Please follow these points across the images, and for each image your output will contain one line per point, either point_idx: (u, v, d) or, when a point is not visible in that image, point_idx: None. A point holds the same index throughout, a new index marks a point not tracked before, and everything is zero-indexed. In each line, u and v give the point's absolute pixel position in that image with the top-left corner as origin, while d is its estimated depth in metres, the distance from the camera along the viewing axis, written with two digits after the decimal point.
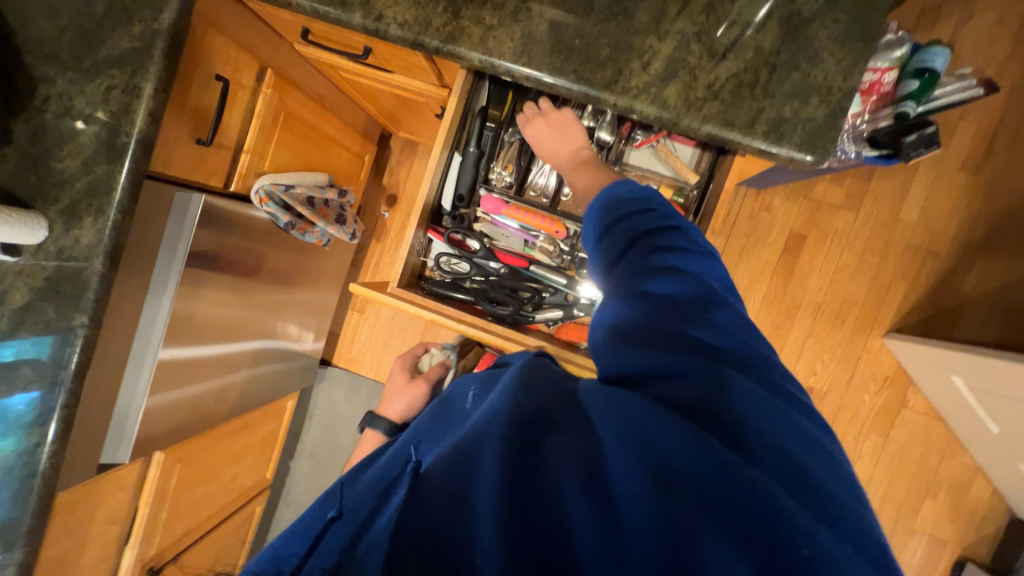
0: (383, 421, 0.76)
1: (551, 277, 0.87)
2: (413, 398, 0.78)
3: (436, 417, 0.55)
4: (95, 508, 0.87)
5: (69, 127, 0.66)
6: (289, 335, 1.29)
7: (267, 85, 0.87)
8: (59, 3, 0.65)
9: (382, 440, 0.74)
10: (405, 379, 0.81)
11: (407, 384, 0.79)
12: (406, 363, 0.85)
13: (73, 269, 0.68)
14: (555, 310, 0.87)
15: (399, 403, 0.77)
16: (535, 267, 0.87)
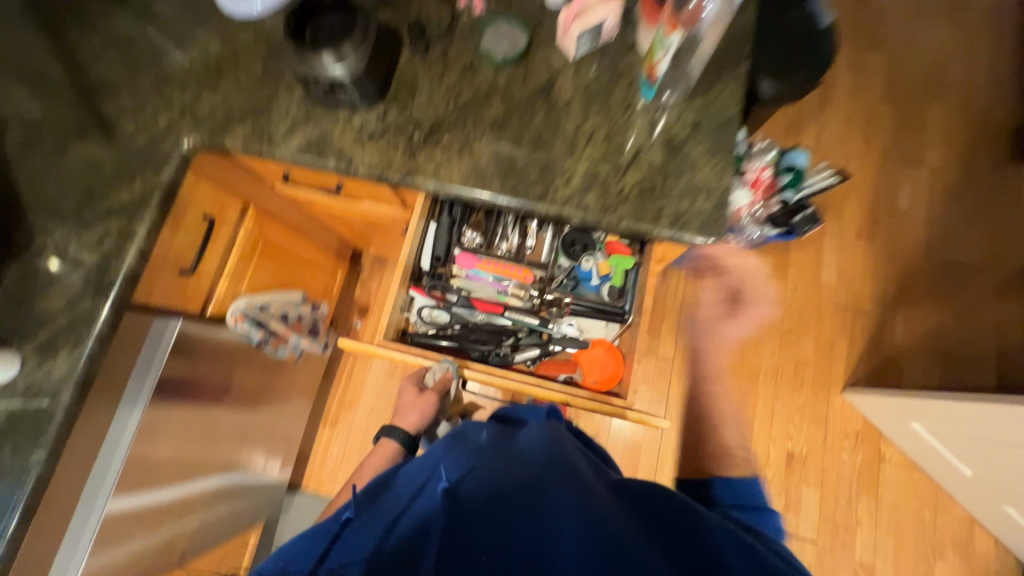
0: (398, 433, 0.94)
1: (524, 319, 0.93)
2: (420, 414, 0.92)
3: (455, 446, 0.73)
4: None
5: (60, 268, 0.73)
6: (254, 467, 1.23)
7: (248, 219, 0.98)
8: (69, 169, 0.76)
9: (398, 449, 0.93)
10: (415, 396, 0.93)
11: (415, 401, 0.92)
12: (415, 379, 0.96)
13: (38, 402, 0.68)
14: (532, 348, 0.93)
15: (415, 417, 0.92)
16: (510, 312, 0.92)
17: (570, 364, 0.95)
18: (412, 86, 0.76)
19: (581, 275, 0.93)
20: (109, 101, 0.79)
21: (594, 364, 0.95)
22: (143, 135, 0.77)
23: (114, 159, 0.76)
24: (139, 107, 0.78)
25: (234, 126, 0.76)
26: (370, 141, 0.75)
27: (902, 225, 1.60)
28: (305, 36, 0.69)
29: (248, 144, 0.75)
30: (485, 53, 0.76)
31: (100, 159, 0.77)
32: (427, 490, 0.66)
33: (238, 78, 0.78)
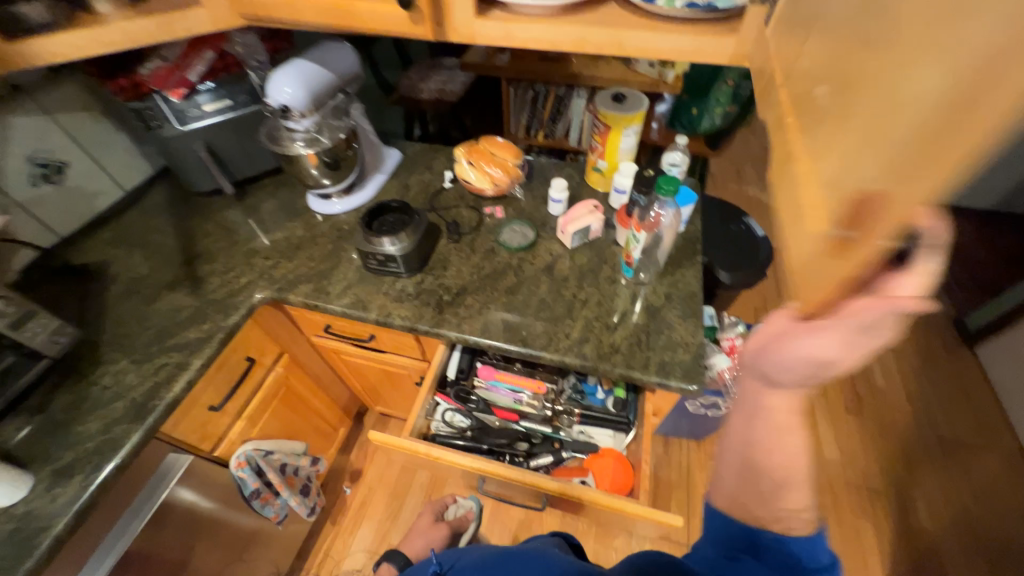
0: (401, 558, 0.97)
1: (538, 427, 0.88)
2: (429, 542, 1.02)
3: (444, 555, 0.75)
4: None
5: (109, 395, 0.80)
6: None
7: (280, 364, 1.08)
8: (153, 313, 0.92)
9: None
10: (429, 523, 1.06)
11: (429, 529, 1.05)
12: (437, 509, 1.11)
13: (29, 533, 0.66)
14: (546, 455, 0.85)
15: (421, 547, 1.01)
16: (524, 420, 0.88)
17: (582, 469, 0.83)
18: (446, 262, 0.98)
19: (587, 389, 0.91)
20: (205, 265, 1.01)
21: (608, 470, 0.82)
22: (224, 289, 0.96)
23: (193, 306, 0.93)
24: (227, 270, 0.99)
25: (300, 286, 0.95)
26: (408, 299, 0.92)
27: (886, 401, 1.68)
28: (373, 225, 0.94)
29: (308, 299, 0.93)
30: (503, 242, 1.01)
31: (181, 306, 0.93)
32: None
33: (312, 252, 1.01)
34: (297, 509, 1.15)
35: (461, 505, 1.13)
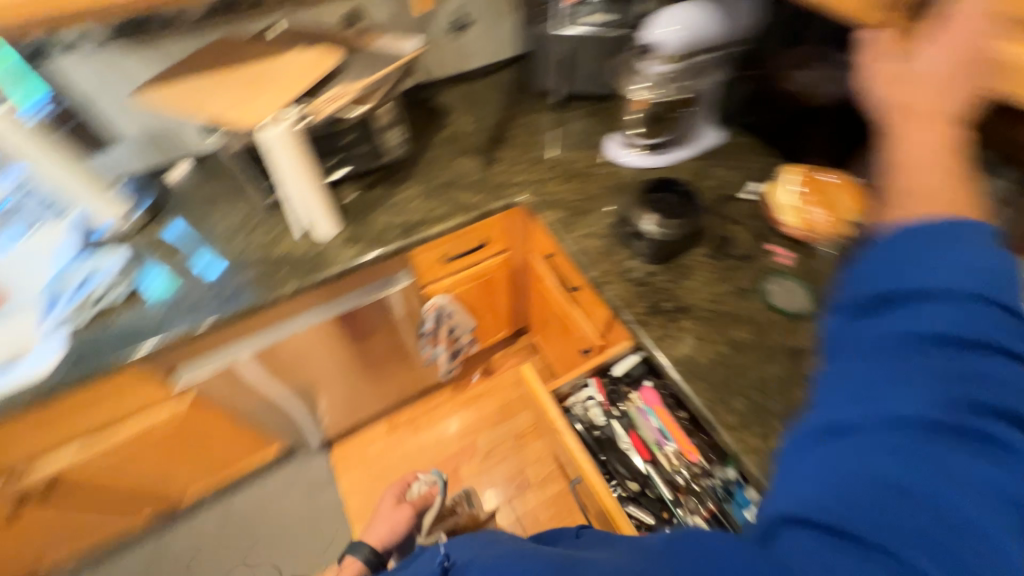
0: (362, 551, 0.84)
1: (659, 483, 0.77)
2: (393, 530, 0.92)
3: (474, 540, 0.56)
4: (120, 396, 0.94)
5: (399, 206, 1.04)
6: (323, 407, 1.36)
7: (498, 258, 1.22)
8: (452, 166, 1.12)
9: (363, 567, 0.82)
10: (393, 508, 0.97)
11: (391, 514, 0.96)
12: (398, 490, 1.03)
13: (320, 260, 0.95)
14: (648, 515, 0.74)
15: (385, 529, 0.92)
16: (651, 467, 0.78)
17: None
18: (688, 272, 0.87)
19: (737, 498, 0.75)
20: (502, 151, 1.15)
21: None
22: (502, 177, 1.08)
23: (476, 177, 1.09)
24: (512, 165, 1.11)
25: (553, 210, 1.01)
26: (629, 280, 0.87)
27: None
28: (647, 197, 0.90)
29: (553, 224, 0.98)
30: (764, 292, 0.83)
31: (470, 172, 1.10)
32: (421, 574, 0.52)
33: (580, 188, 1.04)
34: (441, 364, 1.39)
35: (422, 480, 1.05)
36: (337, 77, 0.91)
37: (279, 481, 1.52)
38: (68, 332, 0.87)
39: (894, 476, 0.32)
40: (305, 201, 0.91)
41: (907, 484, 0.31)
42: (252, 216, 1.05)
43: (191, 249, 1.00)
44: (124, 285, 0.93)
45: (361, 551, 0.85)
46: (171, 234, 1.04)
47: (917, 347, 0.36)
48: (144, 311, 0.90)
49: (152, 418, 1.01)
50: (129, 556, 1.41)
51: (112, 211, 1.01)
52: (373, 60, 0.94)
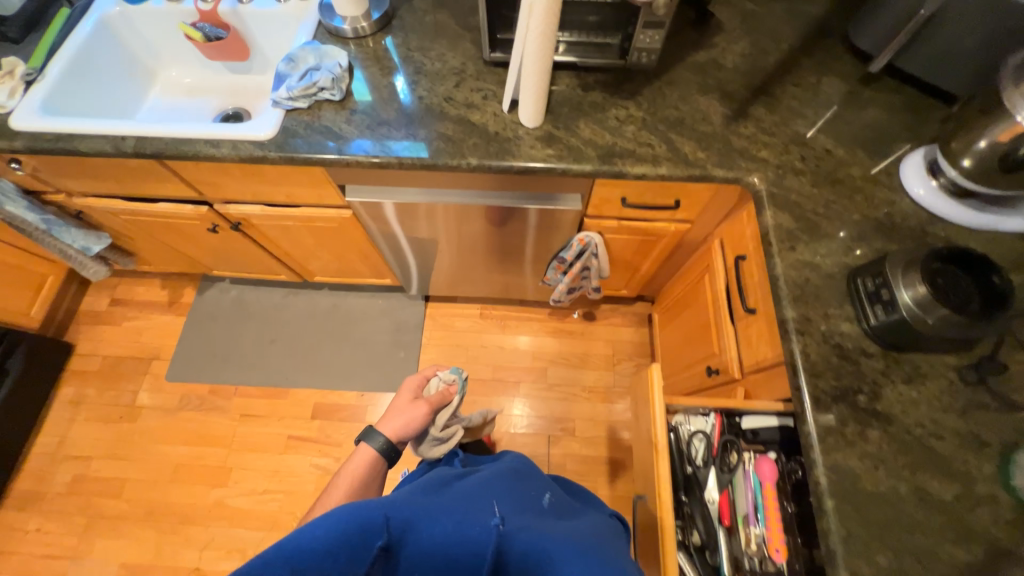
0: (376, 440, 0.84)
1: (724, 554, 0.69)
2: (410, 424, 0.90)
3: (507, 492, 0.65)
4: (302, 187, 1.04)
5: (612, 123, 0.90)
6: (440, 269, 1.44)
7: (674, 226, 1.06)
8: (691, 101, 0.92)
9: (378, 453, 0.83)
10: (409, 403, 0.95)
11: (406, 406, 0.93)
12: (416, 384, 1.01)
13: (510, 148, 0.88)
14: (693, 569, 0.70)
15: (399, 422, 0.89)
16: (726, 534, 0.70)
17: None
18: (914, 375, 0.66)
19: None
20: (758, 108, 0.91)
21: None
22: (742, 142, 0.87)
23: (712, 129, 0.88)
24: (762, 132, 0.88)
25: (785, 212, 0.80)
26: (830, 345, 0.69)
27: None
28: (936, 262, 0.64)
29: (774, 230, 0.78)
30: (1007, 458, 0.61)
31: (708, 119, 0.90)
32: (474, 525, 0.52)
33: (832, 203, 0.81)
34: (558, 293, 1.33)
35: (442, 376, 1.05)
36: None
37: (381, 305, 1.73)
38: (282, 109, 0.93)
39: None
40: (527, 76, 0.81)
41: None
42: (465, 65, 0.98)
43: (402, 77, 0.98)
44: (339, 86, 0.94)
45: (376, 441, 0.84)
46: (391, 52, 1.02)
47: None
48: (346, 120, 0.93)
49: (319, 214, 1.12)
50: (266, 297, 1.75)
51: (352, 9, 1.01)
52: None
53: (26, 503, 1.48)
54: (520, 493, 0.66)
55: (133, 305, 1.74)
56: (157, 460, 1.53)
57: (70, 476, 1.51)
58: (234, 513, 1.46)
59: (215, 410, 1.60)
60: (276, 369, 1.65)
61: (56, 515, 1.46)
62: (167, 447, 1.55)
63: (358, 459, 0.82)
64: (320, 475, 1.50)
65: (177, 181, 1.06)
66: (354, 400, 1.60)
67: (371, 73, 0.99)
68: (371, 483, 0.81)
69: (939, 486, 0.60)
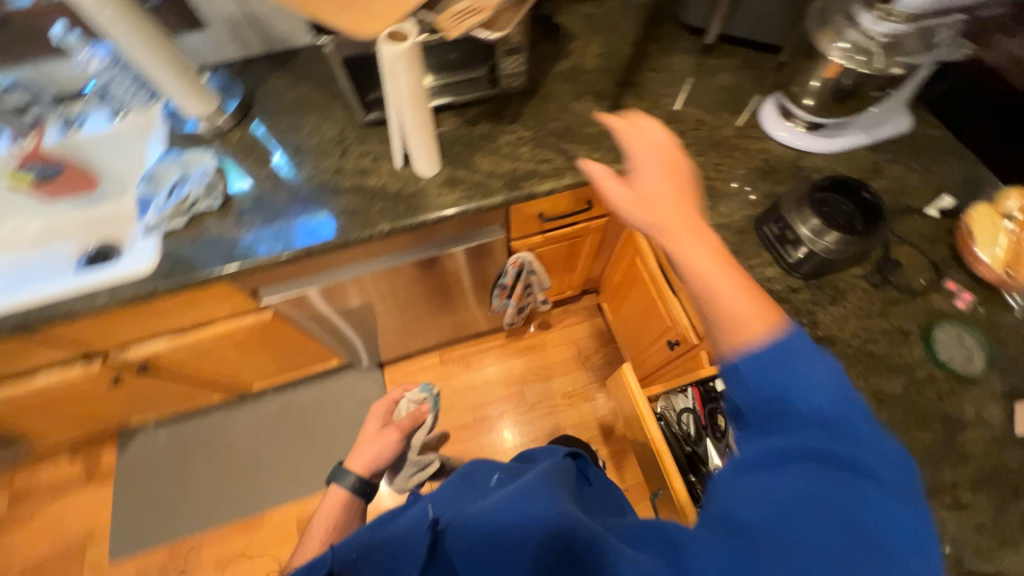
0: (349, 478, 0.86)
1: None
2: (380, 455, 0.90)
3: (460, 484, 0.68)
4: (209, 307, 0.94)
5: (505, 150, 0.92)
6: (384, 333, 1.38)
7: (594, 222, 1.10)
8: (570, 108, 0.96)
9: (350, 491, 0.85)
10: (377, 434, 0.94)
11: (373, 439, 0.92)
12: (385, 410, 1.00)
13: (416, 203, 0.86)
14: None
15: (368, 457, 0.89)
16: None
17: None
18: (837, 295, 0.74)
19: None
20: (629, 99, 0.98)
21: None
22: None
23: (596, 129, 0.94)
24: None
25: None
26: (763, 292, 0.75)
27: None
28: (818, 195, 0.73)
29: None
30: (929, 339, 0.70)
31: (591, 121, 0.94)
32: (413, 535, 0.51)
33: (720, 165, 0.88)
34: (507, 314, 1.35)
35: (409, 398, 1.03)
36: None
37: (335, 388, 1.62)
38: (157, 235, 0.84)
39: (802, 527, 0.34)
40: (410, 132, 0.80)
41: (815, 505, 0.35)
42: (343, 133, 0.95)
43: (282, 161, 0.93)
44: (216, 193, 0.87)
45: (347, 479, 0.86)
46: (261, 139, 0.97)
47: (792, 459, 0.37)
48: (235, 225, 0.86)
49: (236, 325, 1.02)
50: (202, 426, 1.56)
51: (202, 107, 0.95)
52: None
53: None
54: (468, 492, 0.65)
55: (39, 493, 1.47)
56: None
57: None
58: None
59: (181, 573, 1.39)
60: (240, 499, 1.47)
61: None
62: None
63: (332, 499, 0.85)
64: None
65: (53, 347, 0.91)
66: None
67: (247, 167, 0.93)
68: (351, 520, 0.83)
69: (888, 386, 0.67)
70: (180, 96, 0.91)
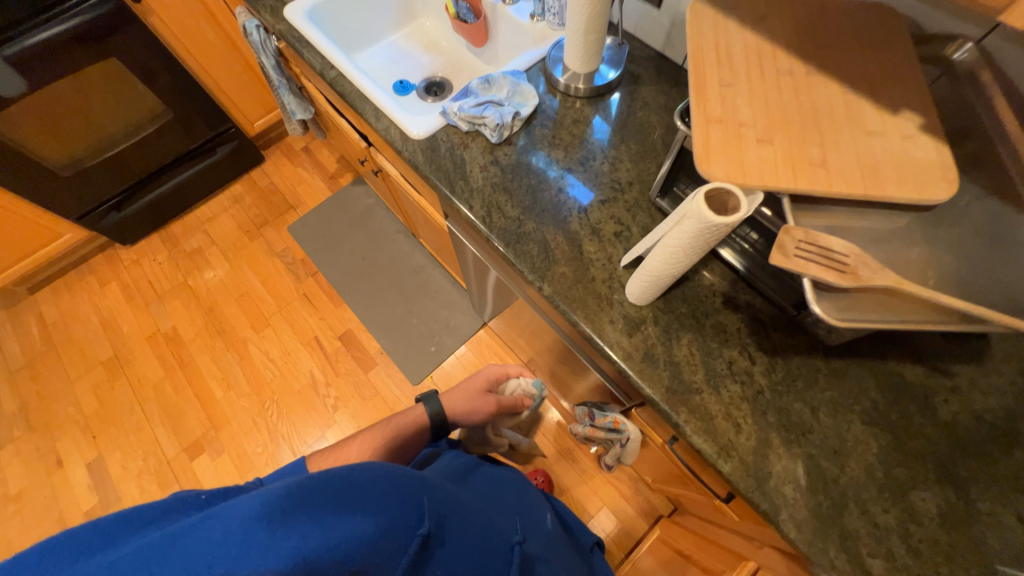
0: (434, 405, 0.90)
1: None
2: (471, 411, 0.98)
3: (516, 511, 0.81)
4: (423, 186, 1.04)
5: (718, 363, 0.70)
6: (503, 312, 1.38)
7: (720, 503, 0.82)
8: (840, 418, 0.66)
9: (427, 419, 0.88)
10: (483, 391, 1.03)
11: (476, 394, 1.01)
12: (495, 378, 1.10)
13: (589, 304, 0.75)
14: None
15: (463, 403, 0.98)
16: None
17: None
18: None
19: None
20: (921, 500, 0.61)
21: None
22: (853, 524, 0.60)
23: (833, 472, 0.63)
24: (904, 533, 0.59)
25: None
26: None
27: None
28: None
29: None
30: None
31: (838, 457, 0.64)
32: (497, 542, 0.67)
33: None
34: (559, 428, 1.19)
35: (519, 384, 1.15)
36: (870, 222, 0.51)
37: (452, 295, 1.74)
38: (444, 120, 0.90)
39: None
40: (647, 265, 0.65)
41: None
42: (629, 186, 0.83)
43: (565, 157, 0.87)
44: (500, 132, 0.86)
45: (433, 407, 0.90)
46: (579, 124, 0.91)
47: None
48: (482, 165, 0.87)
49: (432, 217, 1.15)
50: (385, 223, 1.90)
51: (578, 65, 0.90)
52: (957, 259, 0.49)
53: (167, 242, 1.92)
54: (522, 508, 0.84)
55: (311, 162, 2.06)
56: (238, 278, 1.83)
57: (196, 246, 1.91)
58: (246, 358, 1.69)
59: (293, 275, 1.83)
60: (349, 277, 1.81)
61: (171, 265, 1.88)
62: (247, 274, 1.84)
63: (412, 415, 0.86)
64: (309, 385, 1.63)
65: (352, 112, 1.15)
66: (374, 352, 1.68)
67: (543, 134, 0.89)
68: (412, 444, 0.84)
69: None
70: (572, 44, 0.86)
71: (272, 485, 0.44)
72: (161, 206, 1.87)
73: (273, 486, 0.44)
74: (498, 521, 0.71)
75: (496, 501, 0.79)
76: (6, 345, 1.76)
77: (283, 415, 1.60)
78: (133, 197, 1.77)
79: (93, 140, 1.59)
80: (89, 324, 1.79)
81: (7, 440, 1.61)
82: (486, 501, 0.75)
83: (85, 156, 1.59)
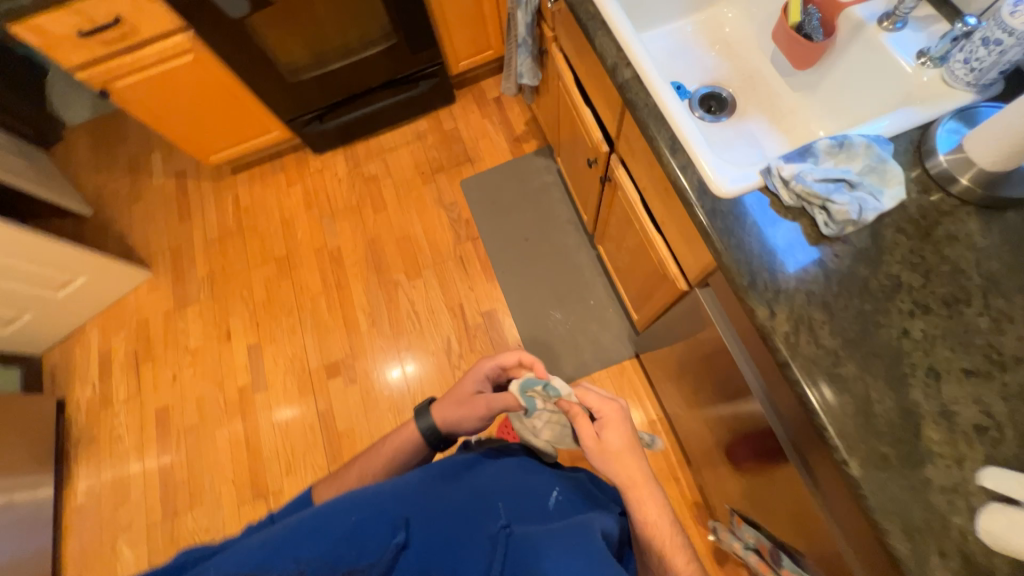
0: (425, 422, 0.82)
1: None
2: (465, 421, 0.81)
3: (522, 497, 0.68)
4: (679, 234, 0.87)
5: None
6: (675, 372, 1.21)
7: None
8: None
9: (417, 438, 0.83)
10: (467, 395, 0.83)
11: (463, 399, 0.83)
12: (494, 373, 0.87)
13: (911, 515, 0.55)
14: None
15: (450, 415, 0.82)
16: None
17: None
18: None
19: None
20: None
21: None
22: None
23: None
24: None
25: None
26: None
27: None
28: None
29: None
30: None
31: None
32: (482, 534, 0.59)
33: None
34: (579, 434, 0.74)
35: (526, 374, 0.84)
36: None
37: (607, 310, 1.60)
38: (762, 181, 0.71)
39: None
40: None
41: None
42: (1018, 363, 0.59)
43: (924, 285, 0.63)
44: (837, 227, 0.65)
45: (424, 421, 0.82)
46: (955, 243, 0.65)
47: None
48: (798, 259, 0.67)
49: (660, 263, 0.97)
50: (558, 207, 1.76)
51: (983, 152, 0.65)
52: None
53: (349, 160, 1.97)
54: (535, 499, 0.68)
55: (500, 115, 1.94)
56: (403, 219, 1.84)
57: (372, 173, 1.94)
58: (393, 301, 1.73)
59: (454, 233, 1.79)
60: (507, 254, 1.73)
61: (347, 185, 1.93)
62: (412, 217, 1.84)
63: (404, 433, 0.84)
64: (443, 349, 1.64)
65: (612, 112, 0.97)
66: (512, 341, 1.62)
67: (897, 242, 0.66)
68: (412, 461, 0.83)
69: None
70: (1005, 124, 0.61)
71: (210, 546, 0.57)
72: (355, 125, 1.89)
73: (211, 549, 0.57)
74: (480, 514, 0.62)
75: (492, 494, 0.67)
76: (207, 214, 1.98)
77: (413, 368, 1.64)
78: (336, 112, 1.81)
79: (319, 52, 1.59)
80: (271, 219, 1.93)
81: (193, 300, 1.86)
82: (469, 496, 0.66)
83: (308, 64, 1.61)
